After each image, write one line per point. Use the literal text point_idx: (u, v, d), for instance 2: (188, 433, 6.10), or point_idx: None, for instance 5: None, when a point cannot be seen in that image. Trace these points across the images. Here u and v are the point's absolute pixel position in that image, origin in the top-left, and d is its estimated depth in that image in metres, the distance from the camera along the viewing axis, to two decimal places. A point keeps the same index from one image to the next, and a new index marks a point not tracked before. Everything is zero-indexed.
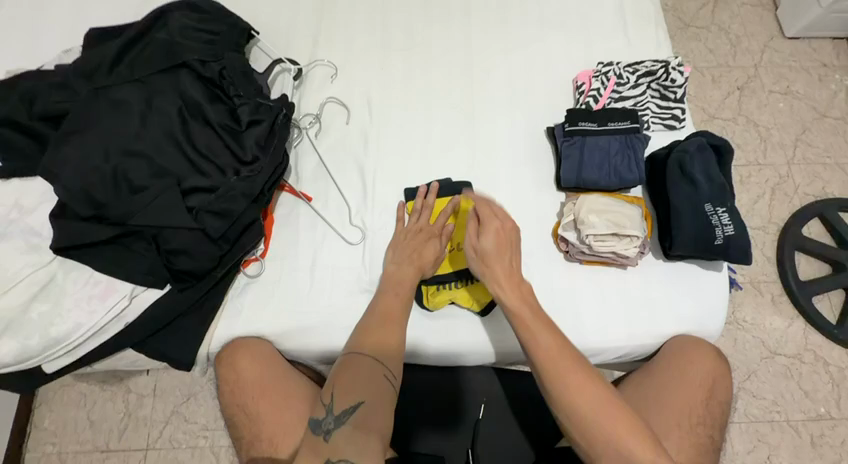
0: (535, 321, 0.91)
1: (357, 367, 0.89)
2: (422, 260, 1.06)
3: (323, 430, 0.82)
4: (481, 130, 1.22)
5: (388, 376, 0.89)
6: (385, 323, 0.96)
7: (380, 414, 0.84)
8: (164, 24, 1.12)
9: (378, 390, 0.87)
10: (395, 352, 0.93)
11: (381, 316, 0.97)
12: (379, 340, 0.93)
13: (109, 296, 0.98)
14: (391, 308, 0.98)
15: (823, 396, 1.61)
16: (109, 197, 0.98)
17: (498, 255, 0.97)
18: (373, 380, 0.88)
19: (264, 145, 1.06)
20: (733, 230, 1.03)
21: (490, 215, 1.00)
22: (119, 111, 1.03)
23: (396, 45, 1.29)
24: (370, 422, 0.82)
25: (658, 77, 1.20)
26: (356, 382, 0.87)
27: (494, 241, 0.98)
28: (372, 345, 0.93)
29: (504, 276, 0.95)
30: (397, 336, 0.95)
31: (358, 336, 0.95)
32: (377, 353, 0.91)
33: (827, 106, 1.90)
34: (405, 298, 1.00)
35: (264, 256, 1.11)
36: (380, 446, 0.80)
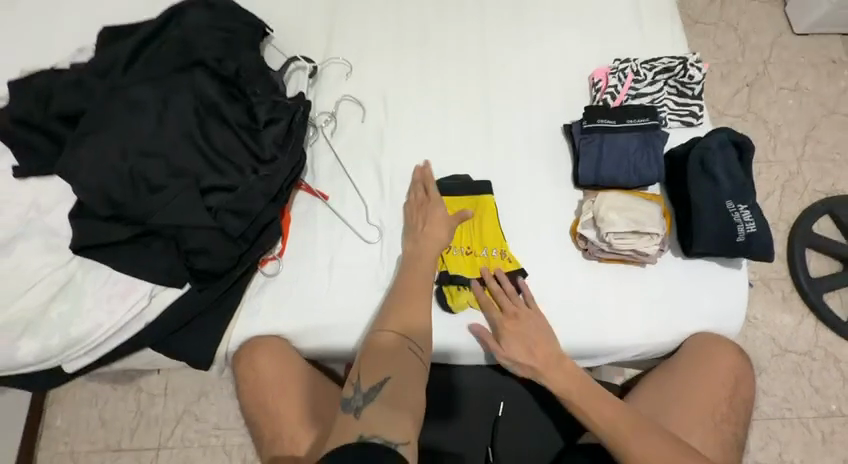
0: (585, 398, 0.95)
1: (385, 345, 0.89)
2: (437, 235, 1.05)
3: (352, 408, 0.78)
4: (496, 127, 1.21)
5: (413, 351, 0.89)
6: (409, 299, 0.97)
7: (410, 387, 0.83)
8: (179, 21, 1.11)
9: (403, 363, 0.86)
10: (420, 328, 0.93)
11: (405, 297, 0.98)
12: (405, 319, 0.93)
13: (129, 295, 0.98)
14: (415, 287, 0.99)
15: (834, 393, 1.61)
16: (128, 197, 0.97)
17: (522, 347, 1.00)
18: (399, 356, 0.87)
19: (282, 144, 1.06)
20: (755, 228, 1.03)
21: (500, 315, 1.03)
22: (136, 110, 1.02)
23: (409, 43, 1.28)
24: (401, 396, 0.80)
25: (675, 73, 1.20)
26: (384, 359, 0.86)
27: (519, 343, 1.00)
28: (399, 326, 0.92)
29: (540, 362, 0.99)
30: (423, 315, 0.96)
31: (385, 317, 0.94)
32: (402, 330, 0.92)
33: (837, 102, 1.89)
34: (427, 278, 1.01)
35: (282, 255, 1.10)
36: (412, 416, 0.78)
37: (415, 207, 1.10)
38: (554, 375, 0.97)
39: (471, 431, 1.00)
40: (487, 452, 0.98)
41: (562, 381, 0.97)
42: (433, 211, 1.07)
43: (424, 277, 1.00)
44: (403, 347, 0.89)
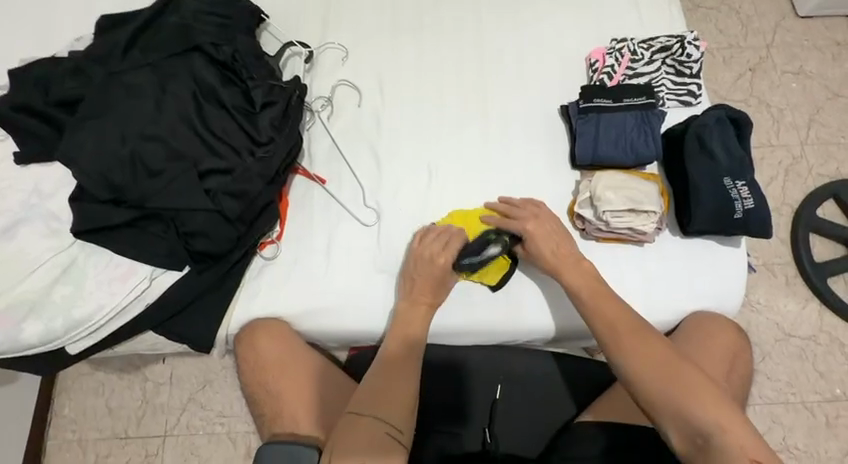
0: (600, 299, 0.96)
1: (365, 429, 0.84)
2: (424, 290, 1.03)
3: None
4: (493, 111, 1.21)
5: (389, 433, 0.85)
6: (390, 372, 0.91)
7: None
8: (176, 7, 1.12)
9: (374, 449, 0.82)
10: (399, 407, 0.88)
11: (386, 370, 0.92)
12: (382, 403, 0.88)
13: (130, 277, 0.99)
14: (400, 356, 0.94)
15: (838, 378, 1.61)
16: (127, 181, 0.98)
17: (550, 253, 1.03)
18: (372, 436, 0.84)
19: (278, 126, 1.07)
20: (753, 203, 1.03)
21: (537, 231, 1.05)
22: (135, 95, 1.03)
23: (405, 27, 1.28)
24: None
25: (673, 52, 1.19)
26: (355, 442, 0.83)
27: (548, 246, 1.04)
28: (379, 408, 0.87)
29: (561, 264, 1.01)
30: (405, 394, 0.89)
31: (367, 393, 0.89)
32: (382, 412, 0.86)
33: (841, 85, 1.87)
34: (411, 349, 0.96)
35: (280, 238, 1.11)
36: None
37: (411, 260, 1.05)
38: (573, 279, 0.99)
39: (469, 411, 1.00)
40: (484, 435, 0.98)
41: (584, 286, 0.98)
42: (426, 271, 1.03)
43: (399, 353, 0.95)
44: (381, 434, 0.84)
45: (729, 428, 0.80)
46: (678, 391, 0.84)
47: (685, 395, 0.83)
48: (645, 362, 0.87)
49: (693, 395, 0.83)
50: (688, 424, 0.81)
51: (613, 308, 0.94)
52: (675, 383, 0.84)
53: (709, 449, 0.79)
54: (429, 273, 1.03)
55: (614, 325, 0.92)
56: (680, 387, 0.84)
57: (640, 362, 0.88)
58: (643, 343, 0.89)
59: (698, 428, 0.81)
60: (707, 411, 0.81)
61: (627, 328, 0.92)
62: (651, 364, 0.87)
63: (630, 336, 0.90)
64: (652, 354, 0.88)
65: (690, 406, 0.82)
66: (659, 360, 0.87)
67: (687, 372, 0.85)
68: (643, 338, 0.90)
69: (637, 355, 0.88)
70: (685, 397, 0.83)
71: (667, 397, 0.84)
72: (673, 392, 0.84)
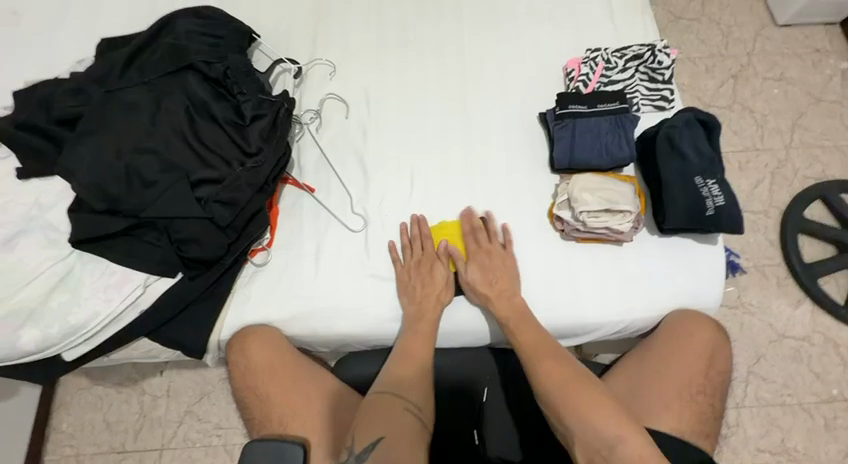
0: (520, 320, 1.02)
1: (384, 404, 0.89)
2: (435, 286, 1.08)
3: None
4: (475, 120, 1.26)
5: (412, 410, 0.89)
6: (407, 357, 0.97)
7: (407, 449, 0.83)
8: (172, 30, 1.19)
9: (399, 422, 0.86)
10: (419, 386, 0.92)
11: (403, 357, 0.97)
12: (404, 381, 0.93)
13: (125, 284, 1.03)
14: (413, 345, 0.99)
15: (835, 378, 1.61)
16: (123, 191, 1.03)
17: (483, 279, 1.08)
18: (394, 411, 0.88)
19: (267, 137, 1.12)
20: (724, 200, 1.07)
21: (475, 250, 1.12)
22: (132, 111, 1.08)
23: (391, 43, 1.34)
24: (393, 456, 0.81)
25: (645, 60, 1.24)
26: (378, 418, 0.87)
27: (481, 273, 1.08)
28: (400, 385, 0.92)
29: (489, 291, 1.06)
30: (422, 376, 0.95)
31: (386, 375, 0.94)
32: (403, 390, 0.91)
33: (823, 90, 1.92)
34: (426, 338, 1.01)
35: (270, 245, 1.15)
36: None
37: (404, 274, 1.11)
38: (501, 304, 1.04)
39: (456, 412, 1.00)
40: (473, 435, 0.99)
41: (508, 309, 1.04)
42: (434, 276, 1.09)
43: (418, 343, 1.00)
44: (403, 409, 0.88)
45: (627, 440, 0.83)
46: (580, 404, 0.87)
47: (586, 406, 0.87)
48: (554, 380, 0.91)
49: (595, 408, 0.87)
50: (591, 440, 0.84)
51: (529, 328, 1.01)
52: (580, 400, 0.88)
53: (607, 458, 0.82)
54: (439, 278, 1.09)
55: (529, 345, 0.97)
56: (582, 402, 0.87)
57: (550, 380, 0.92)
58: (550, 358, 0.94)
59: (598, 438, 0.84)
60: (608, 425, 0.84)
61: (536, 344, 0.97)
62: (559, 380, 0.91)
63: (542, 354, 0.96)
64: (562, 371, 0.92)
65: (592, 418, 0.86)
66: (568, 377, 0.91)
67: (592, 388, 0.90)
68: (554, 356, 0.95)
69: (550, 374, 0.92)
70: (587, 410, 0.86)
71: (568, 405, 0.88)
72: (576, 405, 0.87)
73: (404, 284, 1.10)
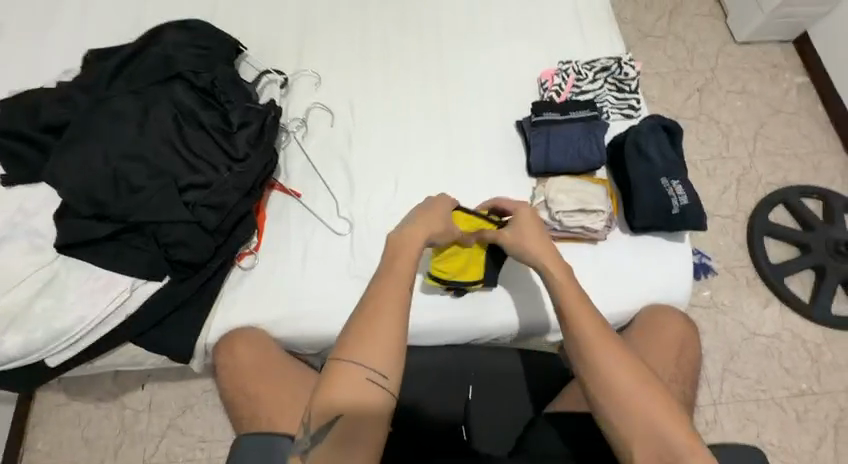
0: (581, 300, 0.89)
1: (345, 376, 0.79)
2: (434, 223, 0.96)
3: (298, 450, 0.78)
4: (456, 127, 1.32)
5: (373, 381, 0.79)
6: (373, 316, 0.82)
7: (365, 428, 0.78)
8: (160, 41, 1.23)
9: (359, 397, 0.78)
10: (387, 354, 0.81)
11: (369, 314, 0.83)
12: (367, 345, 0.81)
13: (111, 288, 1.03)
14: (381, 299, 0.84)
15: (804, 373, 1.69)
16: (110, 197, 1.05)
17: (533, 231, 0.98)
18: (354, 389, 0.78)
19: (254, 144, 1.14)
20: (687, 199, 1.14)
21: (524, 210, 1.01)
22: (120, 119, 1.11)
23: (374, 55, 1.41)
24: (352, 437, 0.77)
25: (612, 72, 1.33)
26: (340, 397, 0.78)
27: (533, 227, 0.99)
28: (365, 354, 0.80)
29: (546, 259, 0.94)
30: (390, 340, 0.82)
31: (350, 340, 0.82)
32: (365, 359, 0.80)
33: (781, 103, 2.06)
34: (401, 286, 0.86)
35: (258, 249, 1.16)
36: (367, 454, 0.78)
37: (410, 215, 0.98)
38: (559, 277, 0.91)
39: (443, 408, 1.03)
40: (461, 430, 1.02)
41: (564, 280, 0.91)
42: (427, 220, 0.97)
43: (387, 296, 0.85)
44: (363, 381, 0.78)
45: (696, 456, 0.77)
46: (647, 410, 0.80)
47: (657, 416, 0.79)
48: (622, 380, 0.82)
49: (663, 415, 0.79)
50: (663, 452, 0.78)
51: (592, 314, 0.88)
52: (651, 406, 0.80)
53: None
54: (435, 225, 0.96)
55: (589, 342, 0.85)
56: (651, 409, 0.80)
57: (617, 378, 0.82)
58: (616, 354, 0.84)
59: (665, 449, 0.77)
60: (680, 439, 0.78)
61: (604, 335, 0.85)
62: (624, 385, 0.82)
63: (605, 351, 0.84)
64: (627, 372, 0.83)
65: (661, 428, 0.79)
66: (634, 380, 0.82)
67: (658, 390, 0.82)
68: (620, 354, 0.84)
69: (617, 374, 0.82)
70: (655, 421, 0.79)
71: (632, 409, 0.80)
72: (641, 413, 0.80)
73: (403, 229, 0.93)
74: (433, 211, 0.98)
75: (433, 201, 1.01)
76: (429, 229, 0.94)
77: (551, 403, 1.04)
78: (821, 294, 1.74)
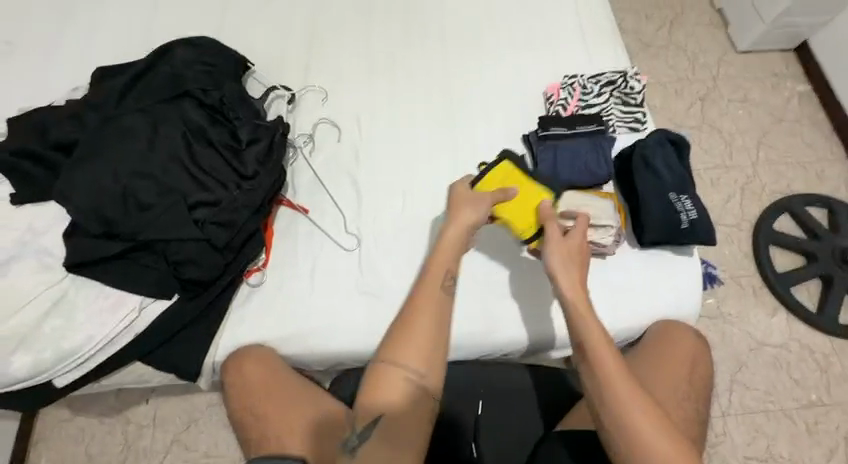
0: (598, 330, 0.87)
1: (383, 380, 0.82)
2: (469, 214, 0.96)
3: (347, 448, 0.80)
4: (463, 141, 1.33)
5: (412, 381, 0.82)
6: (409, 319, 0.86)
7: (408, 425, 0.81)
8: (168, 58, 1.23)
9: (400, 395, 0.82)
10: (425, 352, 0.83)
11: (407, 316, 0.87)
12: (405, 347, 0.84)
13: (119, 308, 1.03)
14: (418, 299, 0.88)
15: (813, 384, 1.68)
16: (120, 215, 1.05)
17: (574, 241, 0.98)
18: (392, 391, 0.82)
19: (262, 161, 1.15)
20: (696, 214, 1.14)
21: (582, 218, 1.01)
22: (129, 137, 1.11)
23: (379, 70, 1.41)
24: (395, 436, 0.80)
25: (618, 86, 1.33)
26: (375, 402, 0.82)
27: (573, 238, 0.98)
28: (404, 356, 0.83)
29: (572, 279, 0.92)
30: (430, 337, 0.85)
31: (386, 346, 0.85)
32: (403, 360, 0.83)
33: (783, 111, 2.07)
34: (437, 284, 0.89)
35: (266, 265, 1.16)
36: (411, 451, 0.80)
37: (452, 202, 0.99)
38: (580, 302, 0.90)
39: (452, 425, 1.02)
40: (471, 447, 1.01)
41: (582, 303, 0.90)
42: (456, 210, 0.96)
43: (425, 295, 0.88)
44: (402, 380, 0.81)
45: None
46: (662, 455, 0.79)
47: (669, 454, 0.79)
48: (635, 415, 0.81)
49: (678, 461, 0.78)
50: None
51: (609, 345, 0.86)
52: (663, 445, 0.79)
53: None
54: (469, 217, 0.95)
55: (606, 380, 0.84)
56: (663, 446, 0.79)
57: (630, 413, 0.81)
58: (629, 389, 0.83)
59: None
60: None
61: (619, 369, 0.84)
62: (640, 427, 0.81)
63: (622, 391, 0.83)
64: (643, 414, 0.81)
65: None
66: (649, 423, 0.81)
67: (674, 435, 0.80)
68: (633, 387, 0.83)
69: (630, 410, 0.81)
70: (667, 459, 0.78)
71: (644, 444, 0.79)
72: (654, 458, 0.79)
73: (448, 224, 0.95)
74: (476, 199, 0.98)
75: (471, 189, 1.01)
76: (470, 218, 0.95)
77: (563, 420, 1.03)
78: (828, 304, 1.73)
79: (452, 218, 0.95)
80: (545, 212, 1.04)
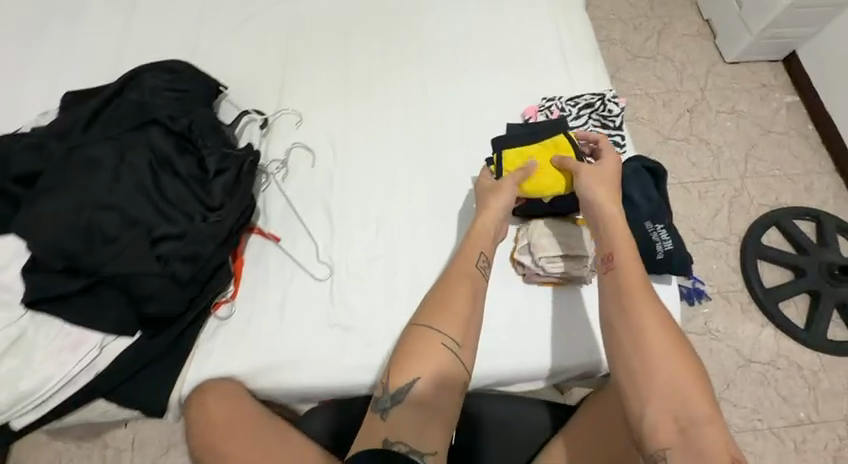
0: (629, 257, 1.00)
1: (426, 337, 0.98)
2: (502, 204, 1.12)
3: (380, 408, 0.92)
4: (441, 166, 1.30)
5: (448, 347, 0.98)
6: (449, 290, 1.04)
7: (441, 388, 0.95)
8: (136, 84, 1.21)
9: (438, 360, 0.97)
10: (461, 324, 1.00)
11: (446, 290, 1.04)
12: (445, 317, 1.00)
13: (79, 347, 1.00)
14: (453, 276, 1.06)
15: (801, 401, 1.66)
16: (81, 249, 1.02)
17: (610, 179, 1.10)
18: (430, 353, 0.97)
19: (230, 192, 1.13)
20: (672, 244, 1.12)
21: (611, 162, 1.12)
22: (93, 167, 1.08)
23: (356, 92, 1.39)
24: (427, 397, 0.93)
25: (596, 108, 1.31)
26: (416, 359, 0.96)
27: (608, 181, 1.09)
28: (443, 324, 0.99)
29: (610, 212, 1.05)
30: (463, 312, 1.01)
31: (427, 311, 1.02)
32: (444, 326, 0.99)
33: (771, 123, 2.05)
34: (469, 267, 1.07)
35: (234, 297, 1.14)
36: (443, 416, 0.93)
37: (481, 195, 1.15)
38: (612, 231, 1.03)
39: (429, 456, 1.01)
40: None
41: (619, 233, 1.03)
42: (487, 200, 1.13)
43: (461, 276, 1.05)
44: (441, 345, 0.97)
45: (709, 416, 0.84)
46: (671, 370, 0.87)
47: (681, 369, 0.87)
48: (655, 333, 0.90)
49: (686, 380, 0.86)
50: (681, 407, 0.84)
51: (637, 272, 0.98)
52: (676, 360, 0.88)
53: (685, 431, 0.83)
54: (499, 204, 1.12)
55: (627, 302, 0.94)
56: (677, 361, 0.88)
57: (650, 331, 0.91)
58: (651, 312, 0.93)
59: (681, 409, 0.84)
60: (697, 396, 0.85)
61: (641, 293, 0.95)
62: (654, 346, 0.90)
63: (641, 312, 0.93)
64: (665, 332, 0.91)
65: (683, 381, 0.86)
66: (668, 340, 0.90)
67: (686, 356, 0.89)
68: (656, 311, 0.93)
69: (650, 330, 0.91)
70: (678, 373, 0.87)
71: (659, 360, 0.88)
72: (666, 370, 0.87)
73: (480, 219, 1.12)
74: (502, 185, 1.13)
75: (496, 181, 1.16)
76: (499, 207, 1.12)
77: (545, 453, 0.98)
78: (815, 320, 1.71)
79: (483, 212, 1.12)
80: (562, 161, 1.13)
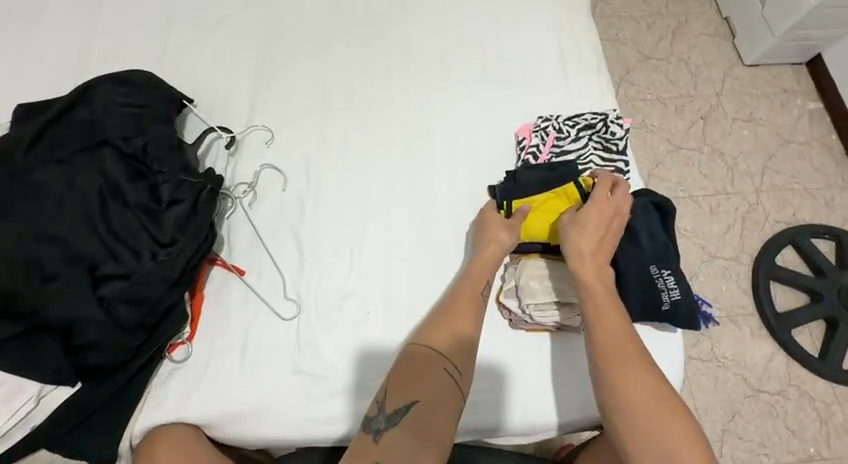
0: (604, 302, 0.93)
1: (424, 359, 0.89)
2: (502, 235, 1.04)
3: (373, 429, 0.82)
4: (426, 192, 1.18)
5: (450, 371, 0.89)
6: (455, 309, 0.96)
7: (439, 415, 0.84)
8: (89, 98, 1.10)
9: (439, 382, 0.87)
10: (463, 349, 0.92)
11: (449, 311, 0.96)
12: (445, 343, 0.92)
13: (14, 399, 0.92)
14: (459, 299, 0.97)
15: (811, 436, 1.53)
16: (16, 289, 0.92)
17: (592, 215, 1.01)
18: (430, 377, 0.87)
19: (183, 226, 1.03)
20: (679, 294, 1.01)
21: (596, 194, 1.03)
22: (33, 195, 0.98)
23: (335, 106, 1.27)
24: (426, 423, 0.82)
25: (597, 130, 1.19)
26: (414, 379, 0.87)
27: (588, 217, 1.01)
28: (446, 348, 0.91)
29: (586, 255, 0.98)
30: (464, 335, 0.93)
31: (428, 330, 0.94)
32: (447, 349, 0.91)
33: (791, 131, 1.89)
34: (471, 291, 0.99)
35: (191, 339, 1.04)
36: (437, 446, 0.80)
37: (484, 225, 1.07)
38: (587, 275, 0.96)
39: None
40: None
41: (593, 280, 0.96)
42: (493, 232, 1.05)
43: (467, 300, 0.97)
44: (442, 369, 0.88)
45: None
46: (658, 428, 0.80)
47: (669, 425, 0.80)
48: (637, 388, 0.83)
49: (673, 435, 0.79)
50: None
51: (616, 318, 0.91)
52: (662, 417, 0.81)
53: None
54: (499, 235, 1.04)
55: (615, 349, 0.88)
56: (663, 418, 0.80)
57: (634, 387, 0.84)
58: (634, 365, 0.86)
59: None
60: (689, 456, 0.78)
61: (622, 342, 0.88)
62: (639, 397, 0.83)
63: (630, 360, 0.86)
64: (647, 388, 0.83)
65: (670, 441, 0.79)
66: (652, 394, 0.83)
67: (673, 411, 0.81)
68: (637, 365, 0.86)
69: (631, 387, 0.84)
70: (667, 431, 0.79)
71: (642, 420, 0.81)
72: (654, 428, 0.80)
73: (480, 250, 1.04)
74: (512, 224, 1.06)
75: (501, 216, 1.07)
76: (505, 241, 1.04)
77: None
78: (831, 349, 1.58)
79: (485, 243, 1.04)
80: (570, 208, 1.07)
